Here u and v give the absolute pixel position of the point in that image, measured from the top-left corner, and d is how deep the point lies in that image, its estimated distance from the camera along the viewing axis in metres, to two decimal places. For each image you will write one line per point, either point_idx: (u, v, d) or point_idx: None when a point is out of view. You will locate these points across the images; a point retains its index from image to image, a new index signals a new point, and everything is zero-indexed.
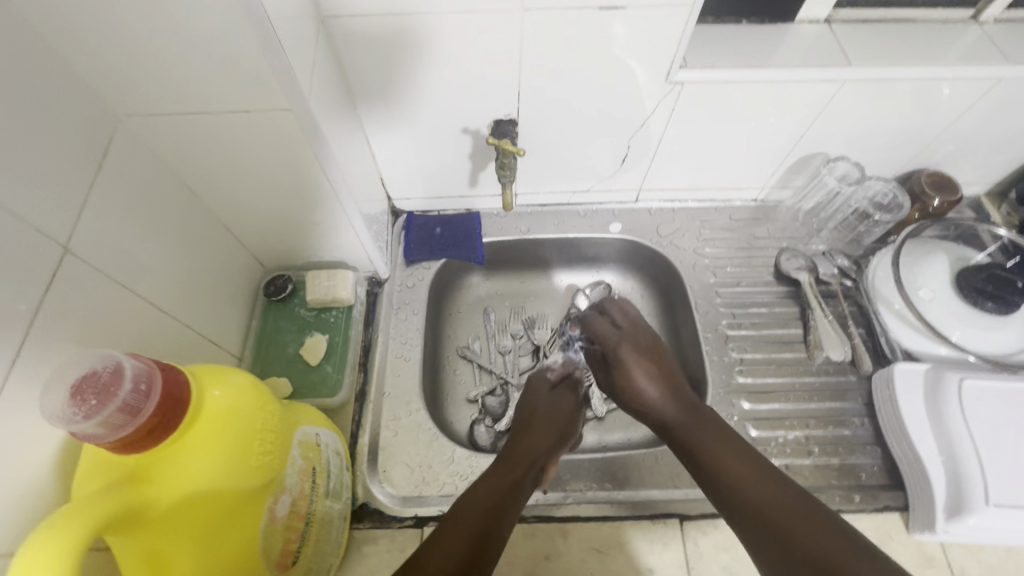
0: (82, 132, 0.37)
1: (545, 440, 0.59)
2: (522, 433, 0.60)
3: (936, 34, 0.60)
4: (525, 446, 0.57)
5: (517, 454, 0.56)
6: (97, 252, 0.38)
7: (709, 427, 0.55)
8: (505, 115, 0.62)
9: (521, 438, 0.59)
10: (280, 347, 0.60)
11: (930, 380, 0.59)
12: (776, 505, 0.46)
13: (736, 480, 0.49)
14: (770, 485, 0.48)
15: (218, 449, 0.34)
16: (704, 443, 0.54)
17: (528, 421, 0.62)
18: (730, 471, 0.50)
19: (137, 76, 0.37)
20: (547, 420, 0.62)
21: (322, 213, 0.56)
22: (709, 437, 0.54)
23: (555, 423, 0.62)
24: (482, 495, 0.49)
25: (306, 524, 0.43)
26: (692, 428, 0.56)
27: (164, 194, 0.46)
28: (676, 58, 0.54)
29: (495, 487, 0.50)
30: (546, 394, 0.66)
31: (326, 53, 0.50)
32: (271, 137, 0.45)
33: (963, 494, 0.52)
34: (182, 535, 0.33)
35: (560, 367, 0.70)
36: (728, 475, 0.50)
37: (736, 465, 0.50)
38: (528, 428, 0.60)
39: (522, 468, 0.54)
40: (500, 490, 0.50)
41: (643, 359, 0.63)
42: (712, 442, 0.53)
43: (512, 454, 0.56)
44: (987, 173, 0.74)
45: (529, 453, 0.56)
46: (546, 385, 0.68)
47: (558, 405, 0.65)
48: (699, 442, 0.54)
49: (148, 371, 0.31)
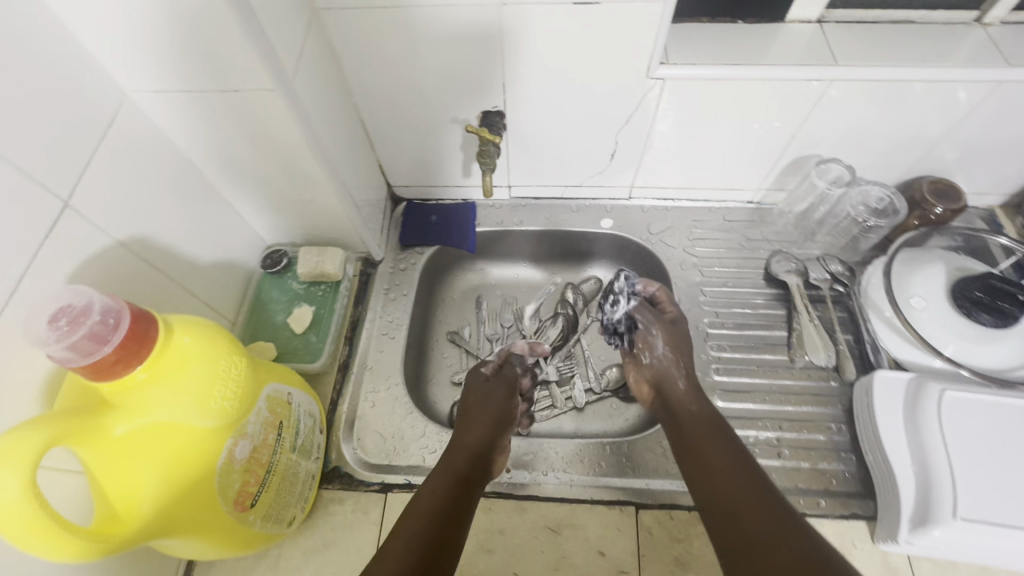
0: (88, 104, 0.42)
1: (483, 433, 0.56)
2: (458, 428, 0.57)
3: (933, 37, 0.59)
4: (469, 439, 0.55)
5: (460, 451, 0.54)
6: (100, 211, 0.44)
7: (703, 423, 0.54)
8: (493, 107, 0.64)
9: (462, 431, 0.56)
10: (269, 316, 0.66)
11: (911, 389, 0.57)
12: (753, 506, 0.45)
13: (716, 476, 0.49)
14: (743, 479, 0.47)
15: (180, 386, 0.38)
16: (695, 436, 0.53)
17: (464, 416, 0.59)
18: (715, 464, 0.50)
19: (138, 56, 0.42)
20: (485, 412, 0.58)
21: (313, 191, 0.59)
22: (704, 432, 0.53)
23: (489, 415, 0.58)
24: (433, 495, 0.48)
25: (266, 471, 0.47)
26: (693, 418, 0.55)
27: (167, 164, 0.51)
28: (654, 55, 0.56)
29: (444, 485, 0.49)
30: (484, 386, 0.62)
31: (320, 43, 0.54)
32: (261, 116, 0.49)
33: (931, 505, 0.51)
34: (139, 459, 0.37)
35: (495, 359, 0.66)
36: (708, 468, 0.50)
37: (722, 460, 0.50)
38: (464, 423, 0.57)
39: (468, 464, 0.52)
40: (449, 488, 0.49)
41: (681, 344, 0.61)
42: (703, 438, 0.53)
43: (454, 452, 0.54)
44: (999, 183, 0.71)
45: (471, 449, 0.54)
46: (484, 379, 0.63)
47: (493, 395, 0.61)
48: (693, 433, 0.54)
49: (117, 308, 0.36)
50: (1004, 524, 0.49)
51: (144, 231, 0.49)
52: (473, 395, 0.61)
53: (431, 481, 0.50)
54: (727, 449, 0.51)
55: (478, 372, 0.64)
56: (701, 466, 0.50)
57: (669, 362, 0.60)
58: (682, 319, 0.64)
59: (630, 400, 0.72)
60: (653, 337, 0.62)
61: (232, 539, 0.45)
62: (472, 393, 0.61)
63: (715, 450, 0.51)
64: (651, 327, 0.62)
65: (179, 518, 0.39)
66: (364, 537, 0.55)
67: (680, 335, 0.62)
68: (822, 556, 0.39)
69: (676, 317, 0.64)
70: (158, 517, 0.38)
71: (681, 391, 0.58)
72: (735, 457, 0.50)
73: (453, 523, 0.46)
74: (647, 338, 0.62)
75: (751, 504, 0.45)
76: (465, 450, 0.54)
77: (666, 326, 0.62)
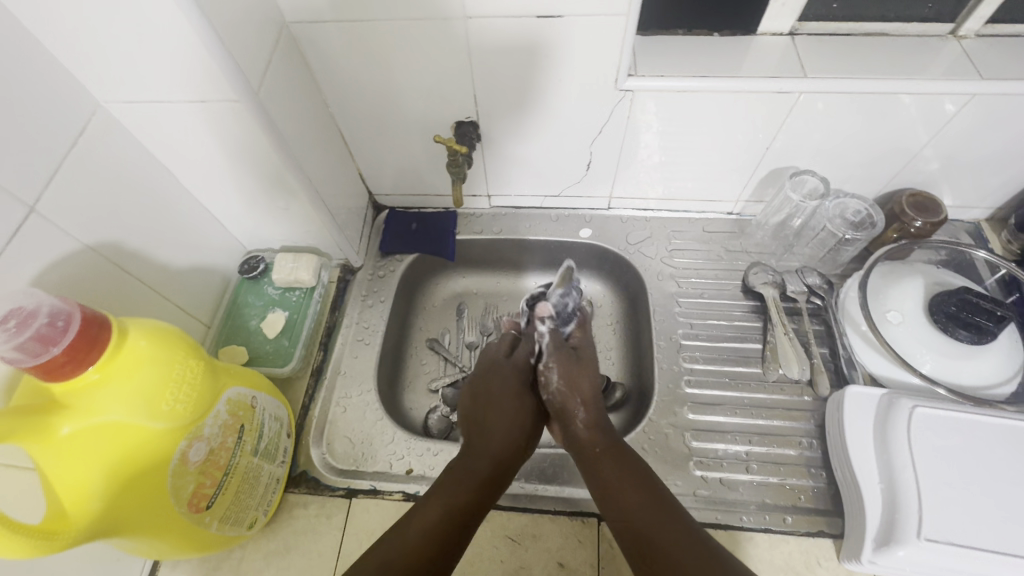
0: (58, 115, 0.44)
1: (498, 441, 0.54)
2: (474, 435, 0.55)
3: (906, 50, 0.59)
4: (491, 450, 0.53)
5: (481, 466, 0.51)
6: (66, 216, 0.46)
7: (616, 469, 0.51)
8: (466, 117, 0.65)
9: (499, 430, 0.55)
10: (244, 320, 0.67)
11: (883, 405, 0.57)
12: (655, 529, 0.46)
13: (643, 526, 0.46)
14: (669, 529, 0.46)
15: (130, 387, 0.39)
16: (611, 484, 0.50)
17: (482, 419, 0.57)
18: (637, 515, 0.47)
19: (104, 71, 0.44)
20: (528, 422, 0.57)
21: (287, 200, 0.61)
22: (620, 476, 0.51)
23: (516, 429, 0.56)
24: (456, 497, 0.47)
25: (224, 474, 0.47)
26: (601, 462, 0.52)
27: (139, 171, 0.53)
28: (620, 65, 0.56)
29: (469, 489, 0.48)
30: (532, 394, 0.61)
31: (292, 55, 0.56)
32: (227, 126, 0.50)
33: (895, 525, 0.50)
34: (86, 458, 0.38)
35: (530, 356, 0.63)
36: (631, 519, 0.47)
37: (646, 510, 0.47)
38: (482, 431, 0.55)
39: (496, 473, 0.51)
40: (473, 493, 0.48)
41: (582, 373, 0.61)
42: (623, 486, 0.50)
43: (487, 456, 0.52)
44: (984, 197, 0.70)
45: (501, 455, 0.53)
46: (522, 377, 0.61)
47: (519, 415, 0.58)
48: (611, 481, 0.51)
49: (67, 312, 0.38)
50: (969, 545, 0.48)
51: (110, 234, 0.51)
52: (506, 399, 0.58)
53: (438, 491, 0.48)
54: (629, 474, 0.51)
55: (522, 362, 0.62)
56: (624, 515, 0.48)
57: (568, 397, 0.59)
58: (586, 346, 0.65)
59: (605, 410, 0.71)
60: (550, 370, 0.61)
61: (188, 540, 0.46)
62: (516, 394, 0.59)
63: (635, 500, 0.48)
64: (549, 359, 0.61)
65: (129, 519, 0.40)
66: (327, 541, 0.56)
67: (578, 372, 0.61)
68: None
69: (580, 345, 0.64)
70: (104, 517, 0.39)
71: (579, 420, 0.57)
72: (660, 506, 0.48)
73: (466, 527, 0.46)
74: (544, 370, 0.61)
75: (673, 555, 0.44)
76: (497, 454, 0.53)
77: (568, 361, 0.61)
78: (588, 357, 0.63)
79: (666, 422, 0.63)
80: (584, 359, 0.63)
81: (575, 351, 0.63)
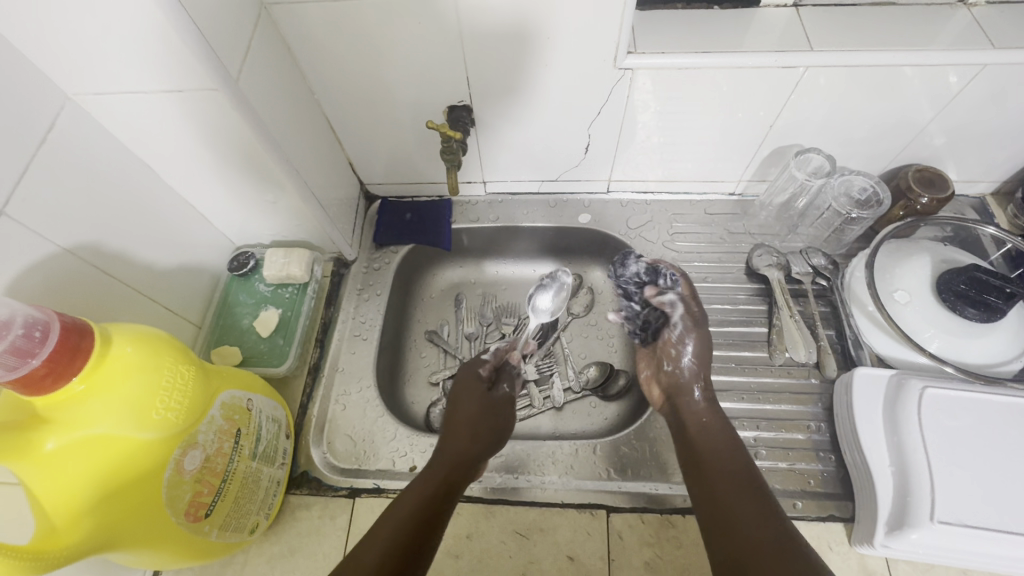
0: (24, 111, 0.41)
1: (474, 433, 0.55)
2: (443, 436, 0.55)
3: (916, 19, 0.57)
4: (460, 446, 0.53)
5: (452, 457, 0.52)
6: (39, 218, 0.43)
7: (725, 469, 0.50)
8: (459, 101, 0.63)
9: (458, 433, 0.54)
10: (235, 319, 0.65)
11: (892, 387, 0.56)
12: (749, 522, 0.45)
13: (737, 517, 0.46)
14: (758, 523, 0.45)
15: (118, 397, 0.38)
16: (712, 474, 0.50)
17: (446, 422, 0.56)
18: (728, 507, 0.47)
19: (70, 62, 0.41)
20: (485, 421, 0.56)
21: (275, 193, 0.58)
22: (730, 467, 0.50)
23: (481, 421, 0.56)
24: (410, 506, 0.46)
25: (222, 481, 0.46)
26: (712, 448, 0.53)
27: (115, 166, 0.50)
28: (620, 42, 0.54)
29: (427, 497, 0.47)
30: (486, 394, 0.59)
31: (273, 38, 0.53)
32: (207, 117, 0.47)
33: (907, 509, 0.49)
34: (75, 474, 0.36)
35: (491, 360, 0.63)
36: (710, 486, 0.50)
37: (733, 492, 0.48)
38: (450, 429, 0.55)
39: (458, 473, 0.50)
40: (428, 503, 0.47)
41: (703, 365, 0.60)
42: (725, 488, 0.49)
43: (442, 454, 0.52)
44: (991, 170, 0.69)
45: (460, 456, 0.52)
46: (481, 384, 0.60)
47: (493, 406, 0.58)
48: (715, 478, 0.50)
49: (44, 321, 0.36)
50: (981, 526, 0.47)
51: (89, 237, 0.49)
52: (471, 399, 0.58)
53: (415, 486, 0.49)
54: (740, 490, 0.48)
55: (473, 373, 0.60)
56: (721, 520, 0.47)
57: (691, 374, 0.59)
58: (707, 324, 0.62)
59: (609, 398, 0.70)
60: (684, 343, 0.61)
61: (187, 550, 0.44)
62: (473, 398, 0.58)
63: (729, 495, 0.48)
64: (684, 333, 0.61)
65: (124, 532, 0.39)
66: (330, 543, 0.54)
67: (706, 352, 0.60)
68: (798, 557, 0.41)
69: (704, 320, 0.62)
70: (97, 533, 0.37)
71: (695, 403, 0.58)
72: (756, 495, 0.47)
73: (428, 530, 0.45)
74: (677, 345, 0.61)
75: (764, 551, 0.43)
76: (457, 457, 0.52)
77: (701, 337, 0.61)
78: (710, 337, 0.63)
79: None
80: (702, 354, 0.60)
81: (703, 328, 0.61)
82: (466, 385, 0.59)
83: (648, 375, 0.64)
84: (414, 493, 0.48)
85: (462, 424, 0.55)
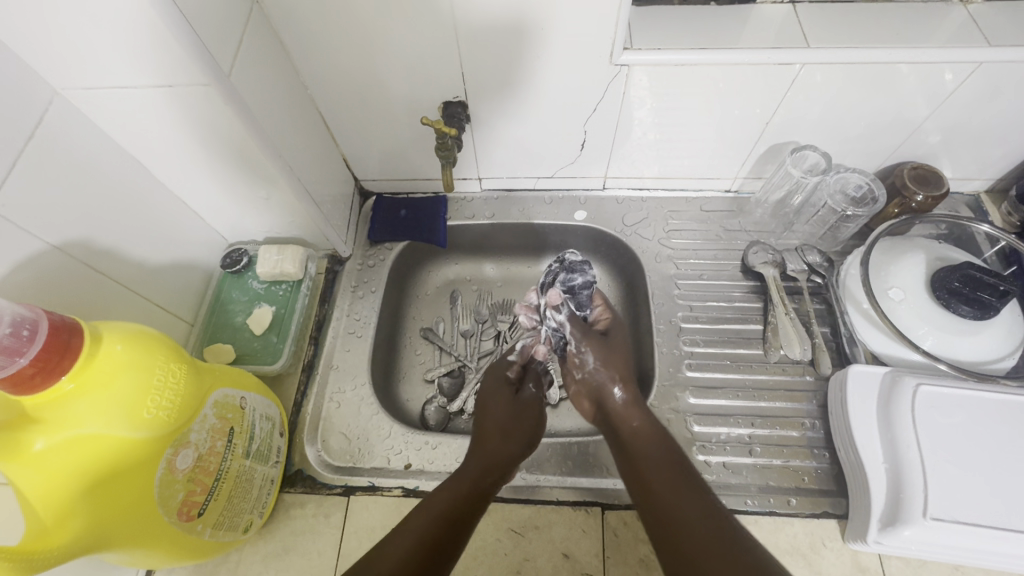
0: (10, 105, 0.41)
1: (502, 436, 0.55)
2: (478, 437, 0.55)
3: (913, 17, 0.57)
4: (492, 449, 0.53)
5: (483, 461, 0.52)
6: (26, 214, 0.43)
7: (657, 464, 0.49)
8: (454, 97, 0.62)
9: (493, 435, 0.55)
10: (229, 317, 0.65)
11: (886, 384, 0.56)
12: (688, 516, 0.43)
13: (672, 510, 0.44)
14: (701, 515, 0.43)
15: (108, 396, 0.37)
16: (645, 473, 0.48)
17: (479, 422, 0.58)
18: (667, 500, 0.45)
19: (58, 56, 0.41)
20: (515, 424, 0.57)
21: (267, 189, 0.58)
22: (659, 464, 0.48)
23: (512, 421, 0.57)
24: (445, 503, 0.46)
25: (215, 480, 0.45)
26: (642, 445, 0.51)
27: (104, 162, 0.49)
28: (615, 38, 0.53)
29: (458, 496, 0.47)
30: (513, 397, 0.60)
31: (265, 31, 0.52)
32: (196, 112, 0.46)
33: (901, 506, 0.49)
34: (64, 474, 0.36)
35: (518, 361, 0.64)
36: (647, 484, 0.47)
37: (668, 485, 0.46)
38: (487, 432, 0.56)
39: (493, 477, 0.51)
40: (458, 502, 0.47)
41: (615, 363, 0.58)
42: (659, 481, 0.47)
43: (476, 457, 0.52)
44: (985, 168, 0.69)
45: (493, 460, 0.52)
46: (508, 387, 0.61)
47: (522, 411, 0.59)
48: (650, 475, 0.48)
49: (33, 319, 0.36)
50: (972, 522, 0.48)
51: (78, 233, 0.48)
52: (500, 405, 0.59)
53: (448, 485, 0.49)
54: (674, 482, 0.46)
55: (501, 377, 0.62)
56: (661, 517, 0.44)
57: (603, 376, 0.57)
58: (615, 329, 0.62)
59: None
60: (585, 353, 0.59)
61: (180, 550, 0.44)
62: (501, 402, 0.59)
63: (662, 488, 0.46)
64: (580, 343, 0.59)
65: (116, 533, 0.38)
66: (325, 541, 0.54)
67: (613, 351, 0.59)
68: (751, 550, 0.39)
69: (609, 329, 0.62)
70: (89, 533, 0.37)
71: (619, 404, 0.55)
72: (690, 488, 0.46)
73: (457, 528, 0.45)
74: (579, 355, 0.59)
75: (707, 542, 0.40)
76: (490, 458, 0.52)
77: (596, 342, 0.59)
78: (619, 339, 0.61)
79: (667, 406, 0.62)
80: (616, 355, 0.59)
81: (605, 334, 0.61)
82: (495, 388, 0.61)
83: (574, 391, 0.60)
84: (446, 490, 0.48)
85: (493, 426, 0.56)
